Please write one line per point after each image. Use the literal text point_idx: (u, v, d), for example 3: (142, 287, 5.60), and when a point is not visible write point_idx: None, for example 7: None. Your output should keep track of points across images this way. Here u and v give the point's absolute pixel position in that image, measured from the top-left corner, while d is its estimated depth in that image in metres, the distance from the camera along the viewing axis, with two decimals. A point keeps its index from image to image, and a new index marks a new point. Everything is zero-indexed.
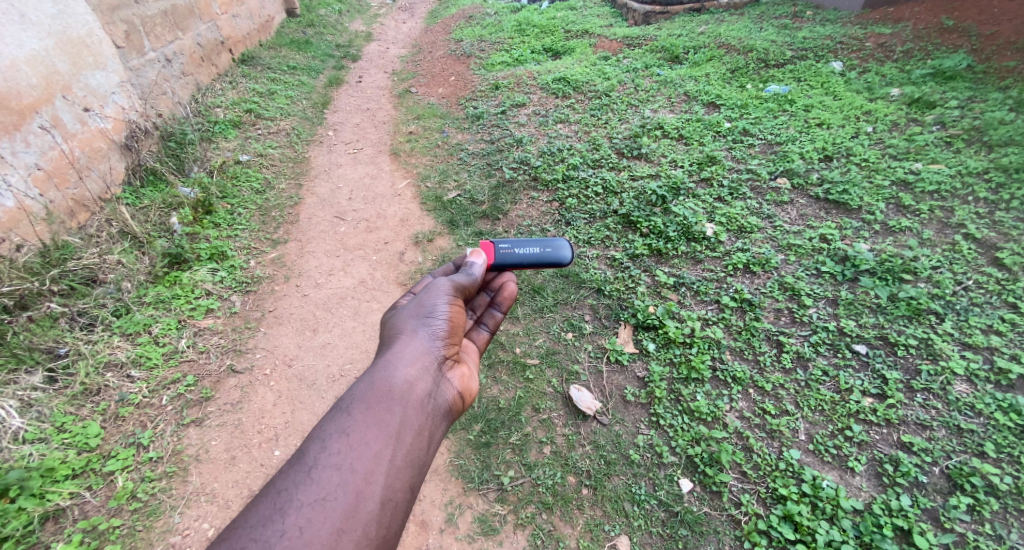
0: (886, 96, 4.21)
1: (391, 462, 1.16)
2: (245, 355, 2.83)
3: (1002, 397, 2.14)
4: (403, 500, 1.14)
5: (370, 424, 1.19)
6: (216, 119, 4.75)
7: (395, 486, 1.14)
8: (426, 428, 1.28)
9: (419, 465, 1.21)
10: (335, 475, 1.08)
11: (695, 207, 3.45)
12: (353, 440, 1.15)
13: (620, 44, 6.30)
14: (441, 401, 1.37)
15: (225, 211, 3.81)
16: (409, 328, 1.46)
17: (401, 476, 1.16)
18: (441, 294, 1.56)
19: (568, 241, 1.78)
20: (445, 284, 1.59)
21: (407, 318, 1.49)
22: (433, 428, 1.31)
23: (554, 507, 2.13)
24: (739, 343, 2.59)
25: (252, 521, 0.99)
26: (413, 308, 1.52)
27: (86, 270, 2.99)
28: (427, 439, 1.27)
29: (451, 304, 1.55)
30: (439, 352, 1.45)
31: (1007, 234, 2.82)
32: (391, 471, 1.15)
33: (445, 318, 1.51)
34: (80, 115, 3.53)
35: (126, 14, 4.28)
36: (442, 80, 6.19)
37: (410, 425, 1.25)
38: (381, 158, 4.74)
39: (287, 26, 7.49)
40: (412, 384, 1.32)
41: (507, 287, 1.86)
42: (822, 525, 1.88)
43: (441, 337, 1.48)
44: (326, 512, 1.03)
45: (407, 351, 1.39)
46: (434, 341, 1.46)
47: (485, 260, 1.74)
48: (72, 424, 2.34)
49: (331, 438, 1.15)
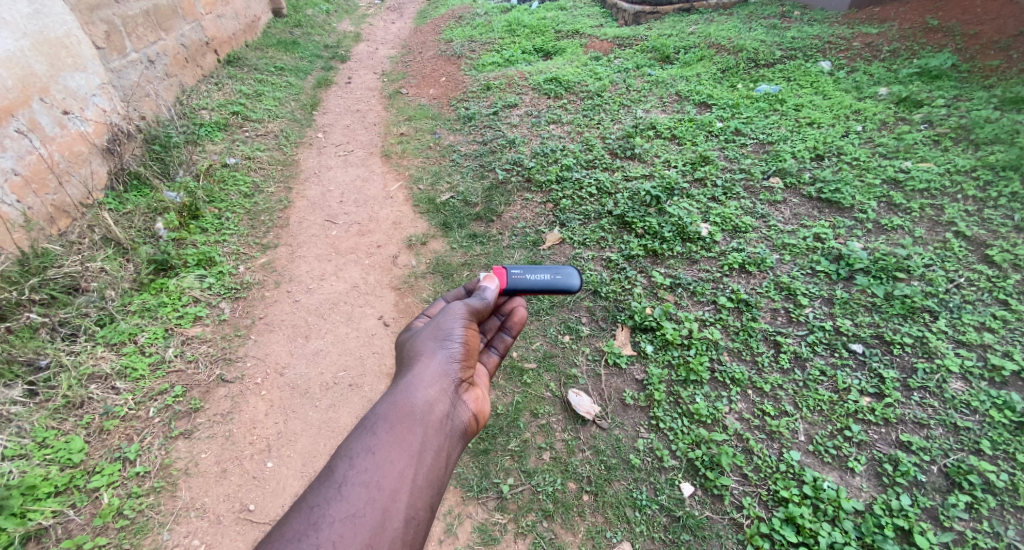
0: (874, 95, 4.24)
1: (414, 481, 1.12)
2: (235, 364, 2.76)
3: (997, 395, 2.16)
4: (424, 520, 1.11)
5: (395, 442, 1.16)
6: (202, 121, 4.65)
7: (418, 505, 1.10)
8: (445, 449, 1.24)
9: (441, 485, 1.18)
10: (363, 492, 1.05)
11: (689, 207, 3.44)
12: (379, 459, 1.11)
13: (611, 44, 6.30)
14: (459, 423, 1.33)
15: (213, 215, 3.73)
16: (427, 349, 1.41)
17: (423, 495, 1.13)
18: (456, 317, 1.51)
19: (578, 270, 1.75)
20: (460, 307, 1.54)
21: (424, 340, 1.44)
22: (451, 449, 1.27)
23: (555, 514, 2.09)
24: (737, 344, 2.58)
25: (286, 535, 0.95)
26: (429, 331, 1.47)
27: (68, 279, 2.90)
28: (446, 460, 1.23)
29: (466, 327, 1.50)
30: (456, 374, 1.40)
31: (996, 232, 2.86)
32: (414, 490, 1.11)
33: (462, 341, 1.46)
34: (59, 118, 3.42)
35: (106, 14, 4.19)
36: (432, 81, 6.13)
37: (431, 445, 1.21)
38: (372, 160, 4.68)
39: (274, 26, 7.37)
40: (433, 404, 1.29)
41: (517, 312, 1.78)
42: (824, 527, 1.86)
43: (458, 358, 1.43)
44: (355, 528, 0.99)
45: (427, 371, 1.35)
46: (451, 363, 1.41)
47: (497, 285, 1.69)
48: (54, 438, 2.26)
49: (359, 455, 1.11)
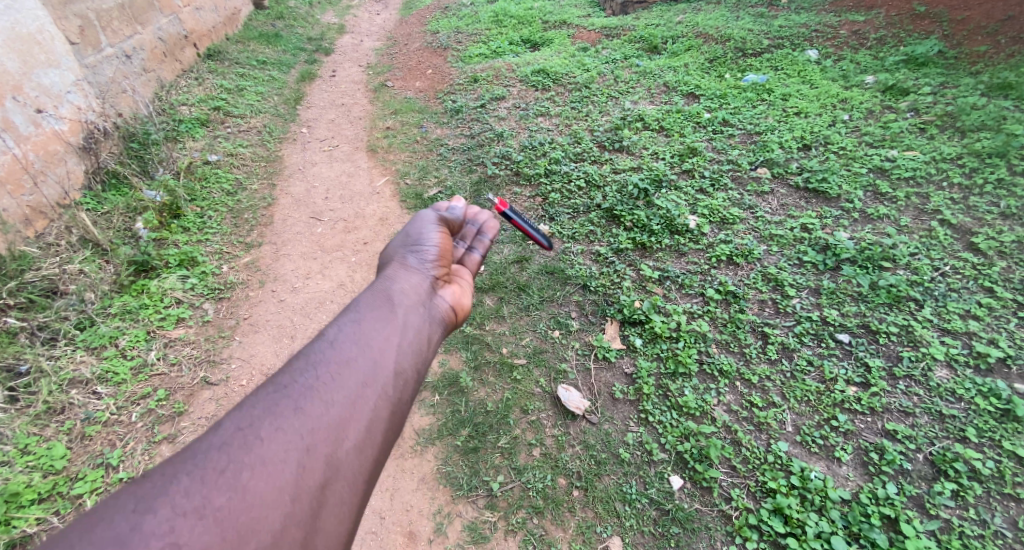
0: (861, 84, 4.24)
1: (402, 343, 1.18)
2: (220, 366, 2.71)
3: (981, 382, 2.18)
4: (414, 377, 1.15)
5: (379, 314, 1.22)
6: (182, 117, 4.55)
7: (407, 362, 1.15)
8: (427, 327, 1.29)
9: (426, 352, 1.22)
10: (351, 347, 1.10)
11: (677, 199, 3.43)
12: (365, 325, 1.17)
13: (598, 34, 6.23)
14: (439, 310, 1.38)
15: (194, 214, 3.66)
16: (402, 253, 1.48)
17: (410, 356, 1.17)
18: (426, 224, 1.58)
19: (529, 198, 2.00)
20: (429, 217, 1.62)
21: (398, 247, 1.51)
22: (434, 329, 1.32)
23: (545, 511, 2.08)
24: (725, 336, 2.59)
25: (278, 381, 1.00)
26: (403, 238, 1.55)
27: (46, 282, 2.84)
28: (429, 335, 1.28)
29: (438, 232, 1.57)
30: (433, 271, 1.46)
31: (981, 219, 2.87)
32: (402, 349, 1.16)
33: (435, 243, 1.53)
34: (33, 117, 3.33)
35: (79, 8, 4.08)
36: (418, 73, 6.04)
37: (414, 320, 1.27)
38: (358, 155, 4.61)
39: (256, 18, 7.21)
40: (411, 290, 1.35)
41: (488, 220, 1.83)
42: (811, 517, 1.88)
43: (433, 258, 1.50)
44: (346, 373, 1.04)
45: (403, 269, 1.41)
46: (427, 262, 1.47)
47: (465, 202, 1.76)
48: (36, 445, 2.22)
49: (345, 322, 1.17)
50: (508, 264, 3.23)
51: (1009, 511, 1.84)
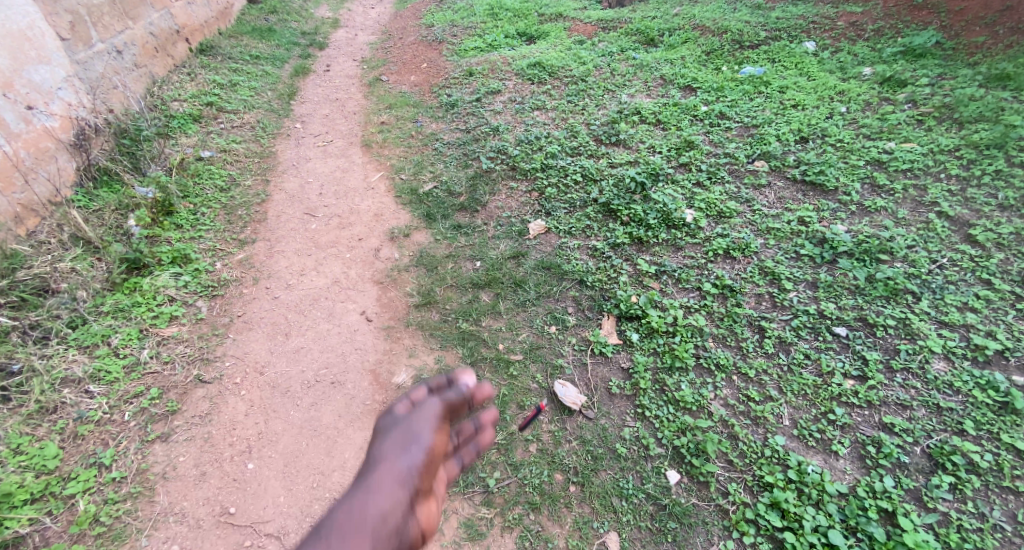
0: (858, 75, 4.21)
1: None
2: (213, 364, 2.69)
3: (979, 375, 2.17)
4: None
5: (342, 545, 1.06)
6: (174, 114, 4.50)
7: None
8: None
9: None
10: None
11: (674, 193, 3.41)
12: None
13: (595, 27, 6.18)
14: (411, 533, 1.22)
15: (187, 211, 3.63)
16: (390, 451, 1.37)
17: None
18: (427, 424, 1.50)
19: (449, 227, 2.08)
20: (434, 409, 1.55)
21: (389, 445, 1.40)
22: None
23: (541, 507, 2.07)
24: (722, 330, 2.57)
25: None
26: (397, 433, 1.45)
27: (37, 280, 2.81)
28: None
29: (435, 434, 1.47)
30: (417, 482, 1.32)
31: (979, 211, 2.86)
32: None
33: (428, 448, 1.42)
34: (23, 114, 3.28)
35: (70, 3, 4.01)
36: (413, 67, 5.99)
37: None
38: (352, 150, 4.57)
39: (248, 12, 7.13)
40: (389, 514, 1.21)
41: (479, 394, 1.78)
42: (809, 511, 1.87)
43: (421, 465, 1.37)
44: None
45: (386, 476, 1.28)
46: (413, 465, 1.34)
47: None
48: (28, 445, 2.20)
49: None
50: (504, 260, 3.21)
51: (1008, 504, 1.83)
